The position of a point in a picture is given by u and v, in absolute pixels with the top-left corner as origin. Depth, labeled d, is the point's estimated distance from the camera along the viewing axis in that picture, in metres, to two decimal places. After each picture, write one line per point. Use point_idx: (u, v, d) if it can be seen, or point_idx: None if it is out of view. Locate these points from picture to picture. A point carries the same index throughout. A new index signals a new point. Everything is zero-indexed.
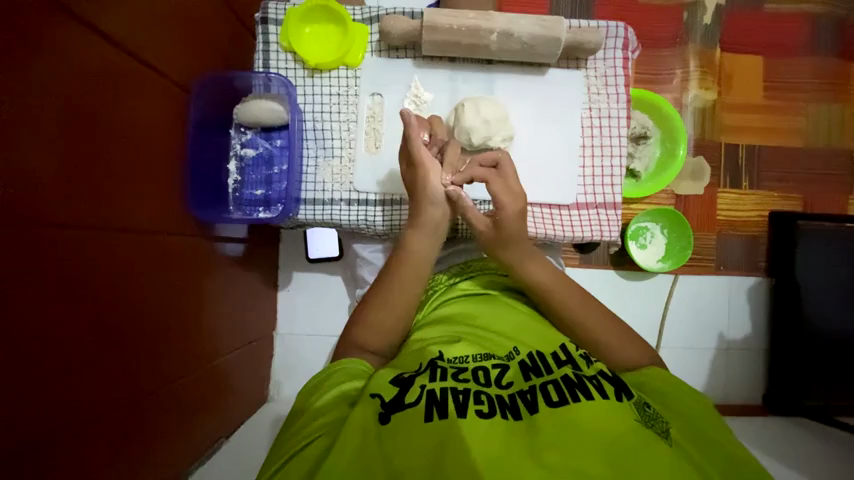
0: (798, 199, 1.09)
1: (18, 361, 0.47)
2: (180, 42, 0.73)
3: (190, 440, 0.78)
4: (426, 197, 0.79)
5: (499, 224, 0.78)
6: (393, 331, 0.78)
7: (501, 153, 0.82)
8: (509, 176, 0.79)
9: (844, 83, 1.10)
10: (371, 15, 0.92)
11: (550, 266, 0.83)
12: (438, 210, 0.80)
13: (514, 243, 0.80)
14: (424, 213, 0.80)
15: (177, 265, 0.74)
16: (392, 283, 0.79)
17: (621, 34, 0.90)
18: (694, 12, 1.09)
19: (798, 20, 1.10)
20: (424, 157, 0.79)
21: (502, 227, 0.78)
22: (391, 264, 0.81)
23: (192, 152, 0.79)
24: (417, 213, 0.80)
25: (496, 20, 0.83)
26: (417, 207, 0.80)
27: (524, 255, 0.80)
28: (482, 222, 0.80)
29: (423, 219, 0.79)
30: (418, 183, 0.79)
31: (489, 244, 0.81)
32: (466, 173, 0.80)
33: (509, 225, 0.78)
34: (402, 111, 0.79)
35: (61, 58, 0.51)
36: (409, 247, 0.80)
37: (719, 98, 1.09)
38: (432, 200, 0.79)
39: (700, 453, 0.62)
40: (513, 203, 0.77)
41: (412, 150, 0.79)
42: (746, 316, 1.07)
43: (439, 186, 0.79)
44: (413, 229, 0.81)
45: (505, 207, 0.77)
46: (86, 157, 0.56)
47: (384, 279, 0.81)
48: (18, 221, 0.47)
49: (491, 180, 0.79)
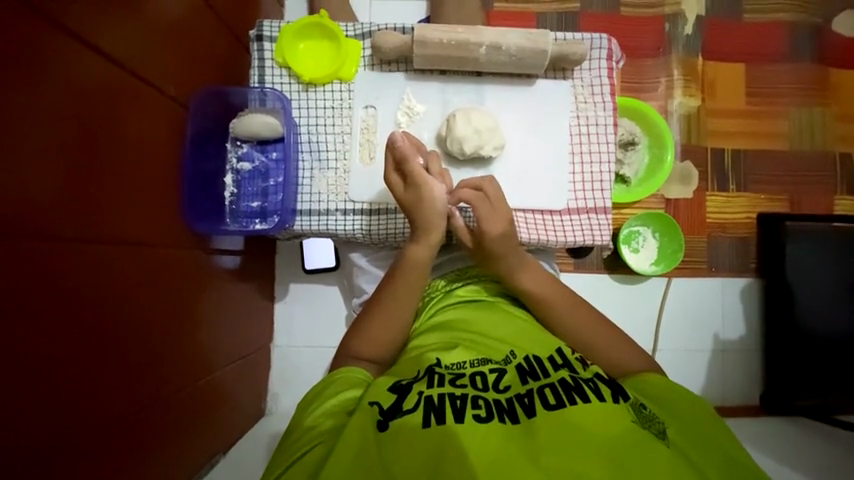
0: (784, 201, 1.11)
1: (22, 357, 0.49)
2: (177, 57, 0.75)
3: (191, 448, 0.78)
4: (433, 213, 0.79)
5: (488, 248, 0.80)
6: (390, 339, 0.78)
7: (484, 178, 0.82)
8: (495, 200, 0.80)
9: (822, 87, 1.13)
10: (364, 31, 0.95)
11: (544, 273, 0.84)
12: (444, 221, 0.81)
13: (501, 259, 0.81)
14: (434, 228, 0.80)
15: (178, 273, 0.75)
16: (389, 295, 0.80)
17: (605, 45, 0.93)
18: (675, 22, 1.12)
19: (776, 28, 1.13)
20: (425, 174, 0.79)
21: (492, 249, 0.80)
22: (391, 273, 0.82)
23: (191, 164, 0.81)
24: (425, 229, 0.80)
25: (485, 34, 0.86)
26: (423, 223, 0.80)
27: (513, 266, 0.81)
28: (466, 234, 0.83)
29: (432, 234, 0.80)
30: (424, 199, 0.79)
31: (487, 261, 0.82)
32: (455, 195, 0.81)
33: (497, 247, 0.80)
34: (393, 137, 0.79)
35: (67, 68, 0.54)
36: (409, 259, 0.81)
37: (703, 104, 1.13)
38: (441, 214, 0.80)
39: (696, 453, 0.61)
40: (497, 227, 0.79)
41: (411, 169, 0.78)
42: (740, 318, 1.09)
43: (445, 201, 0.80)
44: (415, 241, 0.81)
45: (490, 230, 0.79)
46: (89, 162, 0.58)
47: (382, 291, 0.81)
48: (26, 222, 0.49)
49: (477, 205, 0.80)
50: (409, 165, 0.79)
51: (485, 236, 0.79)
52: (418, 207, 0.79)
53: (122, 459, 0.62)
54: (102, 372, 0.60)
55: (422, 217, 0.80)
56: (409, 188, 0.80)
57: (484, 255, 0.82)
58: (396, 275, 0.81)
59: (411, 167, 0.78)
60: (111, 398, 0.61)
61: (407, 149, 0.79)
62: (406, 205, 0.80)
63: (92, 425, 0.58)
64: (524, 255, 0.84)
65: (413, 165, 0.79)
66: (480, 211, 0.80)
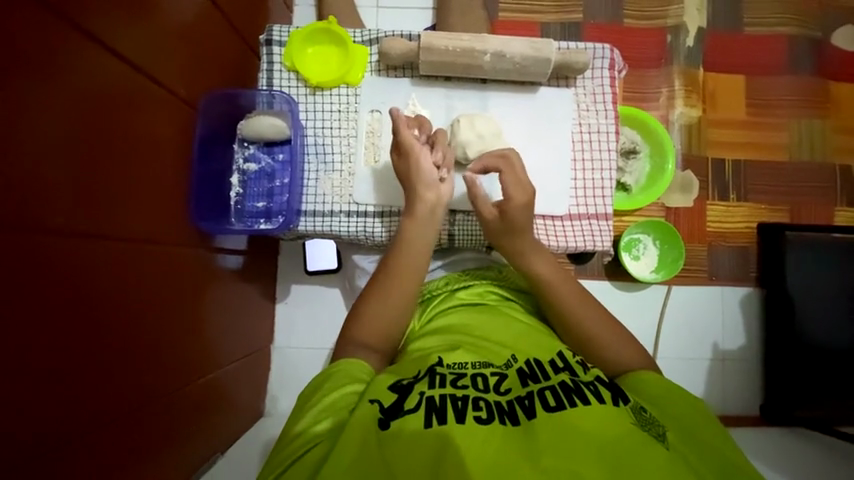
0: (784, 211, 1.11)
1: (29, 346, 0.49)
2: (189, 60, 0.77)
3: (190, 445, 0.78)
4: (420, 181, 0.82)
5: (507, 217, 0.80)
6: (392, 331, 0.78)
7: (508, 150, 0.84)
8: (517, 169, 0.82)
9: (822, 100, 1.14)
10: (371, 37, 0.97)
11: (554, 262, 0.85)
12: (432, 194, 0.82)
13: (521, 235, 0.82)
14: (420, 199, 0.82)
15: (183, 271, 0.76)
16: (385, 278, 0.80)
17: (607, 55, 0.95)
18: (676, 35, 1.14)
19: (776, 41, 1.15)
20: (414, 144, 0.83)
21: (511, 219, 0.81)
22: (389, 258, 0.82)
23: (198, 164, 0.82)
24: (412, 201, 0.82)
25: (489, 42, 0.88)
26: (413, 192, 0.82)
27: (527, 248, 0.82)
28: (490, 212, 0.82)
29: (418, 204, 0.81)
30: (411, 169, 0.83)
31: (495, 233, 0.83)
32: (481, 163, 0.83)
33: (517, 218, 0.81)
34: (392, 110, 0.85)
35: (83, 67, 0.56)
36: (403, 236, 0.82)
37: (704, 115, 1.14)
38: (427, 184, 0.82)
39: (695, 456, 0.61)
40: (520, 194, 0.80)
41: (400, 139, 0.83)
42: (740, 327, 1.09)
43: (432, 172, 0.82)
44: (409, 217, 0.82)
45: (514, 197, 0.80)
46: (99, 156, 0.59)
47: (379, 276, 0.81)
48: (38, 215, 0.51)
49: (503, 171, 0.82)
50: (400, 135, 0.83)
51: (510, 203, 0.80)
52: (408, 177, 0.83)
53: (123, 451, 0.63)
54: (103, 366, 0.60)
55: (412, 185, 0.83)
56: (402, 158, 0.84)
57: (506, 228, 0.82)
58: (394, 255, 0.81)
59: (402, 137, 0.83)
60: (114, 390, 0.62)
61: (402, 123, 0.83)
62: (400, 175, 0.85)
63: (95, 416, 0.59)
64: (536, 242, 0.85)
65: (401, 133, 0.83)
66: (506, 177, 0.82)
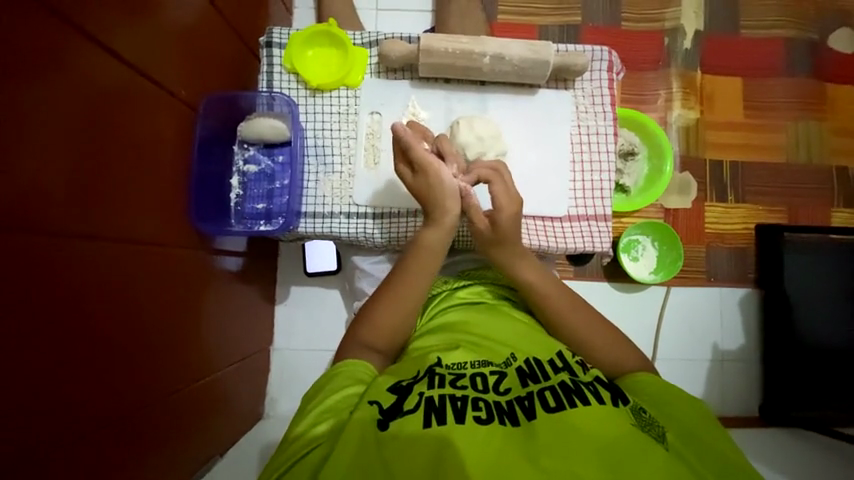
0: (782, 212, 1.12)
1: (30, 344, 0.50)
2: (190, 62, 0.78)
3: (190, 446, 0.78)
4: (442, 194, 0.80)
5: (497, 226, 0.80)
6: (397, 328, 0.78)
7: (498, 161, 0.83)
8: (507, 179, 0.81)
9: (819, 101, 1.15)
10: (371, 39, 0.97)
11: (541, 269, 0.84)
12: (457, 202, 0.81)
13: (505, 244, 0.82)
14: (444, 209, 0.81)
15: (183, 271, 0.77)
16: (399, 279, 0.80)
17: (605, 57, 0.95)
18: (674, 37, 1.15)
19: (772, 44, 1.16)
20: (430, 159, 0.80)
21: (501, 231, 0.80)
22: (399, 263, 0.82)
23: (198, 165, 0.83)
24: (436, 213, 0.81)
25: (488, 44, 0.88)
26: (436, 205, 0.81)
27: (513, 257, 0.82)
28: (482, 220, 0.81)
29: (442, 216, 0.81)
30: (431, 185, 0.80)
31: (484, 244, 0.84)
32: (472, 173, 0.82)
33: (504, 230, 0.80)
34: (394, 126, 0.81)
35: (86, 68, 0.57)
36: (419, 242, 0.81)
37: (701, 116, 1.15)
38: (451, 194, 0.81)
39: (695, 456, 0.61)
40: (511, 206, 0.79)
41: (415, 156, 0.81)
42: (738, 328, 1.10)
43: (454, 181, 0.81)
44: (428, 227, 0.82)
45: (504, 208, 0.79)
46: (101, 156, 0.60)
47: (390, 280, 0.81)
48: (41, 213, 0.51)
49: (493, 180, 0.80)
50: (413, 151, 0.80)
51: (496, 215, 0.79)
52: (428, 193, 0.81)
53: (122, 451, 0.63)
54: (103, 365, 0.60)
55: (433, 201, 0.81)
56: (418, 174, 0.82)
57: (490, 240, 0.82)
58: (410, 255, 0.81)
59: (416, 154, 0.80)
60: (115, 389, 0.62)
61: (411, 139, 0.81)
62: (415, 192, 0.83)
63: (96, 415, 0.59)
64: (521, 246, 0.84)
65: (415, 150, 0.80)
66: (495, 188, 0.80)
